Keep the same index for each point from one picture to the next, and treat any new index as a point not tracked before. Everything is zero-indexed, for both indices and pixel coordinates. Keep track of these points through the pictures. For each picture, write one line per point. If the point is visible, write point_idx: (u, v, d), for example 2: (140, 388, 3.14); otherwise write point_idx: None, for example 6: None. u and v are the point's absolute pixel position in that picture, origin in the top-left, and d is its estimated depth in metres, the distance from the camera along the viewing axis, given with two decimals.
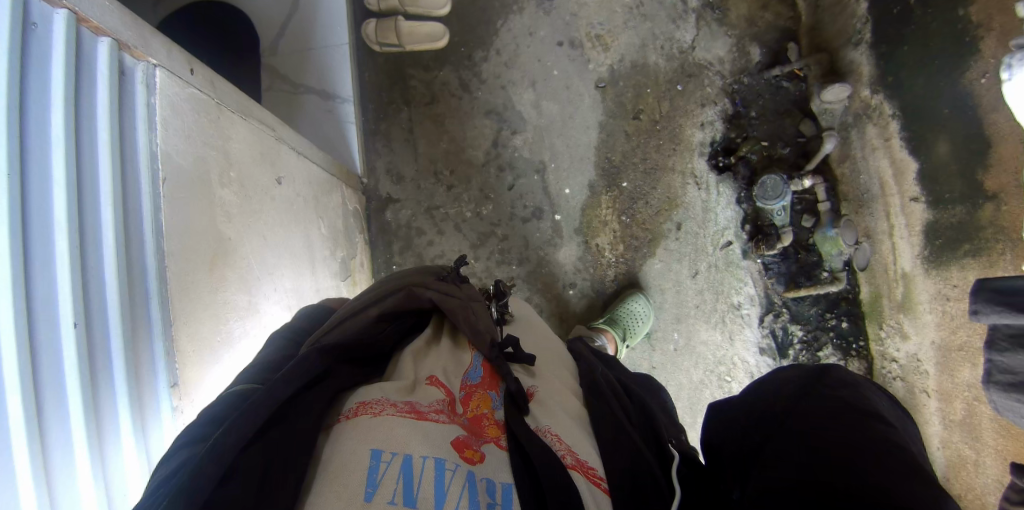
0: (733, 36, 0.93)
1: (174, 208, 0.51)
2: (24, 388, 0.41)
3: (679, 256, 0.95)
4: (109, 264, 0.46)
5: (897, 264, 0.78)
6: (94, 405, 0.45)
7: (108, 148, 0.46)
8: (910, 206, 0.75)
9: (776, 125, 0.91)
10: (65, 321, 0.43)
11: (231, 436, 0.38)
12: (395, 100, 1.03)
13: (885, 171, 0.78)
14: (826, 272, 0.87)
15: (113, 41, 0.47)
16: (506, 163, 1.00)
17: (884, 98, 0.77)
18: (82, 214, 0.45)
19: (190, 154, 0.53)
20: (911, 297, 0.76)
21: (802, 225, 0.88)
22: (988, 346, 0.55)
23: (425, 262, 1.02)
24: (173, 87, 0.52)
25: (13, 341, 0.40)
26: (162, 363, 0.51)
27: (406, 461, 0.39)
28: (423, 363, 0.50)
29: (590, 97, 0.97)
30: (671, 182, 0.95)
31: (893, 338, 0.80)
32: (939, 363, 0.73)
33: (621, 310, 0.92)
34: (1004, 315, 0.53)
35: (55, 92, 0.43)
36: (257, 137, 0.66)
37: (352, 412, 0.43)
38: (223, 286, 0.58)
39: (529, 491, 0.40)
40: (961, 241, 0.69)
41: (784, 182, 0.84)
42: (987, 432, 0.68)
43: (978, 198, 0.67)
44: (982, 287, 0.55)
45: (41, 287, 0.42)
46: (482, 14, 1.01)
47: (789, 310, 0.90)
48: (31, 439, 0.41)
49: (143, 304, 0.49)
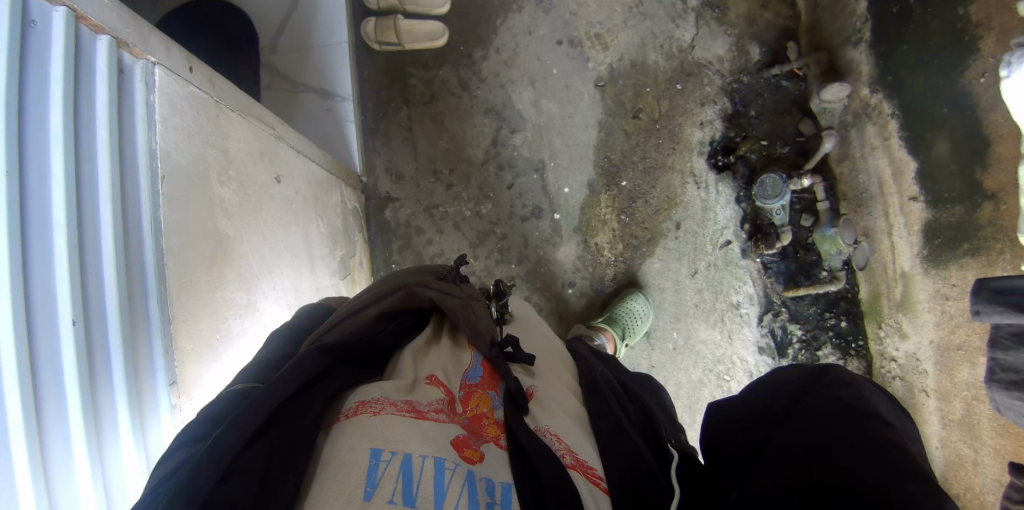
0: (733, 35, 0.93)
1: (174, 207, 0.51)
2: (23, 386, 0.41)
3: (678, 254, 0.95)
4: (108, 262, 0.46)
5: (896, 263, 0.78)
6: (93, 403, 0.45)
7: (107, 146, 0.46)
8: (909, 205, 0.75)
9: (776, 125, 0.91)
10: (64, 319, 0.43)
11: (230, 436, 0.38)
12: (395, 99, 1.03)
13: (884, 170, 0.78)
14: (826, 272, 0.87)
15: (112, 39, 0.47)
16: (505, 162, 0.99)
17: (884, 97, 0.77)
18: (80, 212, 0.45)
19: (190, 153, 0.53)
20: (911, 296, 0.76)
21: (802, 224, 0.88)
22: (991, 346, 0.55)
23: (424, 261, 1.02)
24: (173, 86, 0.52)
25: (12, 339, 0.40)
26: (162, 361, 0.51)
27: (405, 460, 0.40)
28: (423, 363, 0.50)
29: (589, 96, 0.97)
30: (671, 181, 0.95)
31: (893, 337, 0.80)
32: (938, 362, 0.73)
33: (620, 309, 0.92)
34: (1006, 315, 0.53)
35: (54, 90, 0.43)
36: (257, 136, 0.66)
37: (351, 412, 0.43)
38: (223, 284, 0.58)
39: (528, 491, 0.40)
40: (960, 240, 0.69)
41: (784, 181, 0.84)
42: (987, 431, 0.68)
43: (978, 197, 0.67)
44: (980, 287, 0.55)
45: (40, 285, 0.42)
46: (482, 12, 1.00)
47: (789, 309, 0.90)
48: (31, 438, 0.41)
49: (142, 303, 0.49)
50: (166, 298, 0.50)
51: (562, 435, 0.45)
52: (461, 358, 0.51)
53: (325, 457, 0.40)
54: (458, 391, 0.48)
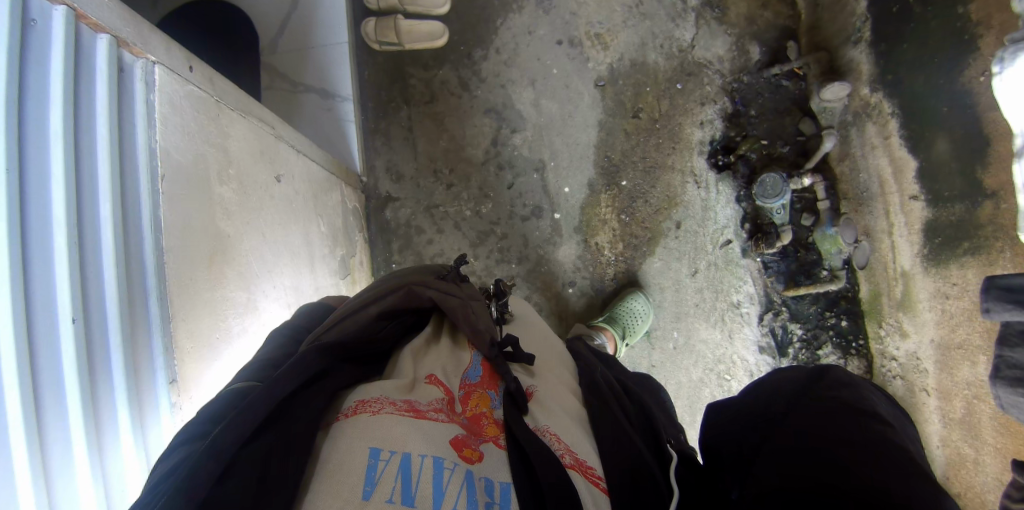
0: (733, 35, 0.93)
1: (175, 205, 0.51)
2: (23, 385, 0.41)
3: (678, 254, 0.95)
4: (108, 261, 0.46)
5: (896, 262, 0.78)
6: (93, 403, 0.45)
7: (107, 144, 0.46)
8: (910, 204, 0.75)
9: (775, 124, 0.91)
10: (65, 318, 0.43)
11: (229, 435, 0.38)
12: (395, 98, 1.03)
13: (885, 169, 0.78)
14: (826, 271, 0.87)
15: (112, 38, 0.47)
16: (505, 161, 0.99)
17: (884, 97, 0.77)
18: (81, 210, 0.45)
19: (190, 152, 0.53)
20: (912, 295, 0.76)
21: (802, 223, 0.88)
22: (1000, 342, 0.55)
23: (424, 261, 1.02)
24: (173, 85, 0.52)
25: (12, 337, 0.40)
26: (162, 360, 0.51)
27: (404, 460, 0.40)
28: (423, 362, 0.50)
29: (589, 95, 0.97)
30: (671, 181, 0.94)
31: (893, 336, 0.80)
32: (939, 361, 0.73)
33: (621, 308, 0.92)
34: (1015, 313, 0.53)
35: (54, 89, 0.43)
36: (257, 135, 0.66)
37: (351, 411, 0.43)
38: (222, 284, 0.58)
39: (528, 492, 0.40)
40: (961, 239, 0.69)
41: (784, 181, 0.84)
42: (988, 430, 0.68)
43: (978, 197, 0.67)
44: (990, 285, 0.56)
45: (40, 284, 0.42)
46: (482, 12, 1.00)
47: (789, 309, 0.90)
48: (31, 439, 0.41)
49: (142, 301, 0.49)
50: (167, 297, 0.50)
51: (562, 434, 0.45)
52: (461, 358, 0.51)
53: (323, 456, 0.40)
54: (457, 390, 0.48)
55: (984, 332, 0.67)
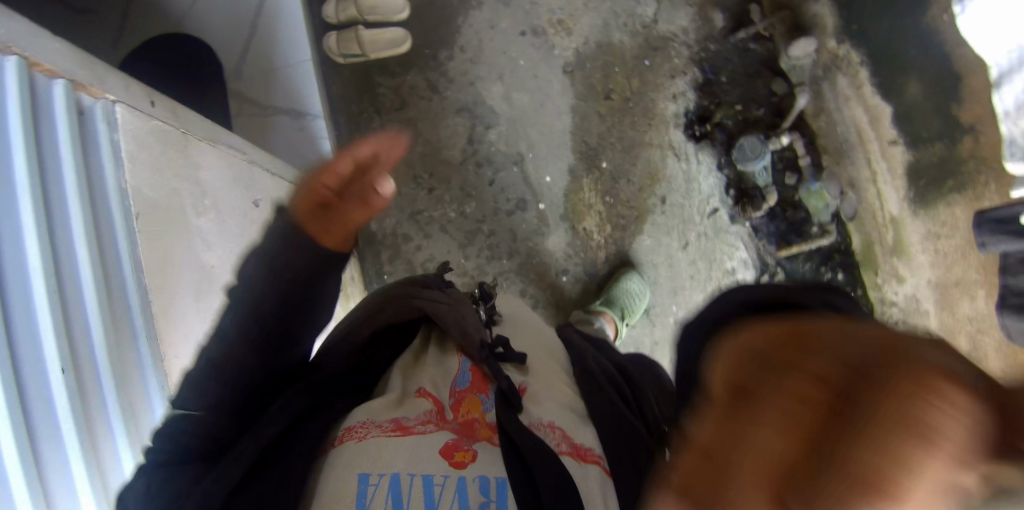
0: (694, 5, 0.92)
1: (151, 241, 0.51)
2: (20, 443, 0.39)
3: (667, 229, 0.94)
4: (91, 306, 0.45)
5: (885, 209, 0.79)
6: (94, 452, 0.45)
7: (75, 188, 0.45)
8: (890, 150, 0.77)
9: (746, 88, 0.90)
10: (54, 367, 0.42)
11: (211, 487, 0.38)
12: (366, 110, 1.02)
13: (861, 119, 0.80)
14: (815, 227, 0.85)
15: (68, 81, 0.46)
16: (484, 158, 0.99)
17: (852, 47, 0.78)
18: (57, 257, 0.43)
19: (161, 187, 0.53)
20: (904, 242, 0.78)
21: (786, 182, 0.87)
22: (1004, 273, 0.59)
23: (415, 268, 1.01)
24: (137, 121, 0.51)
25: (4, 396, 0.38)
26: (158, 396, 0.51)
27: (393, 478, 0.39)
28: (412, 378, 0.50)
29: (559, 82, 0.97)
30: (650, 157, 0.94)
31: (891, 282, 0.81)
32: (938, 300, 0.75)
33: (617, 289, 0.91)
34: (1009, 242, 0.57)
35: (15, 136, 0.41)
36: (228, 163, 0.65)
37: (340, 440, 0.43)
38: (210, 313, 0.59)
39: (527, 487, 0.39)
40: (945, 178, 0.71)
41: (762, 141, 0.84)
42: (996, 362, 0.69)
43: (955, 133, 0.69)
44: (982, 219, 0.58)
45: (24, 338, 0.40)
46: (441, 13, 1.00)
47: (784, 269, 0.89)
48: (35, 496, 0.40)
49: (130, 343, 0.49)
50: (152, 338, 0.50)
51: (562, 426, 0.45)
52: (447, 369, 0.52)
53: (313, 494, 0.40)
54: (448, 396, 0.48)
55: (980, 263, 0.69)
